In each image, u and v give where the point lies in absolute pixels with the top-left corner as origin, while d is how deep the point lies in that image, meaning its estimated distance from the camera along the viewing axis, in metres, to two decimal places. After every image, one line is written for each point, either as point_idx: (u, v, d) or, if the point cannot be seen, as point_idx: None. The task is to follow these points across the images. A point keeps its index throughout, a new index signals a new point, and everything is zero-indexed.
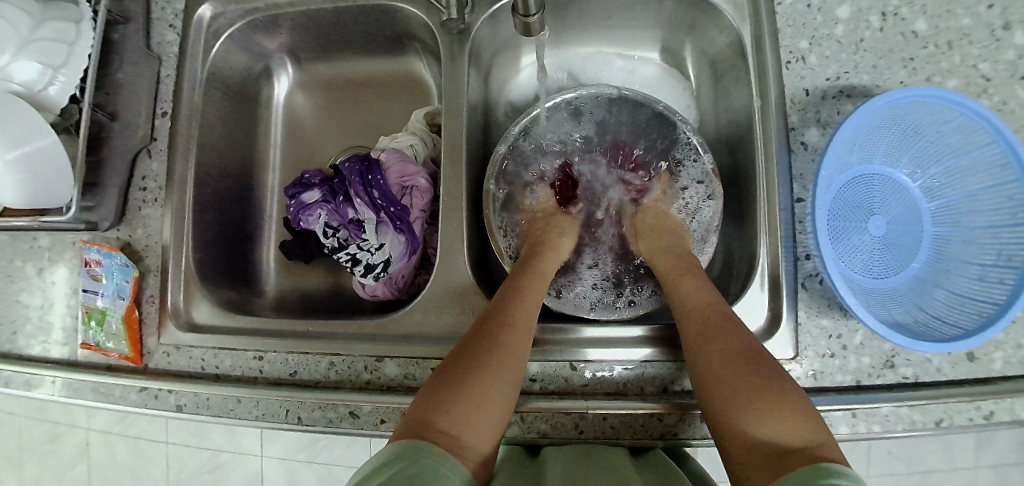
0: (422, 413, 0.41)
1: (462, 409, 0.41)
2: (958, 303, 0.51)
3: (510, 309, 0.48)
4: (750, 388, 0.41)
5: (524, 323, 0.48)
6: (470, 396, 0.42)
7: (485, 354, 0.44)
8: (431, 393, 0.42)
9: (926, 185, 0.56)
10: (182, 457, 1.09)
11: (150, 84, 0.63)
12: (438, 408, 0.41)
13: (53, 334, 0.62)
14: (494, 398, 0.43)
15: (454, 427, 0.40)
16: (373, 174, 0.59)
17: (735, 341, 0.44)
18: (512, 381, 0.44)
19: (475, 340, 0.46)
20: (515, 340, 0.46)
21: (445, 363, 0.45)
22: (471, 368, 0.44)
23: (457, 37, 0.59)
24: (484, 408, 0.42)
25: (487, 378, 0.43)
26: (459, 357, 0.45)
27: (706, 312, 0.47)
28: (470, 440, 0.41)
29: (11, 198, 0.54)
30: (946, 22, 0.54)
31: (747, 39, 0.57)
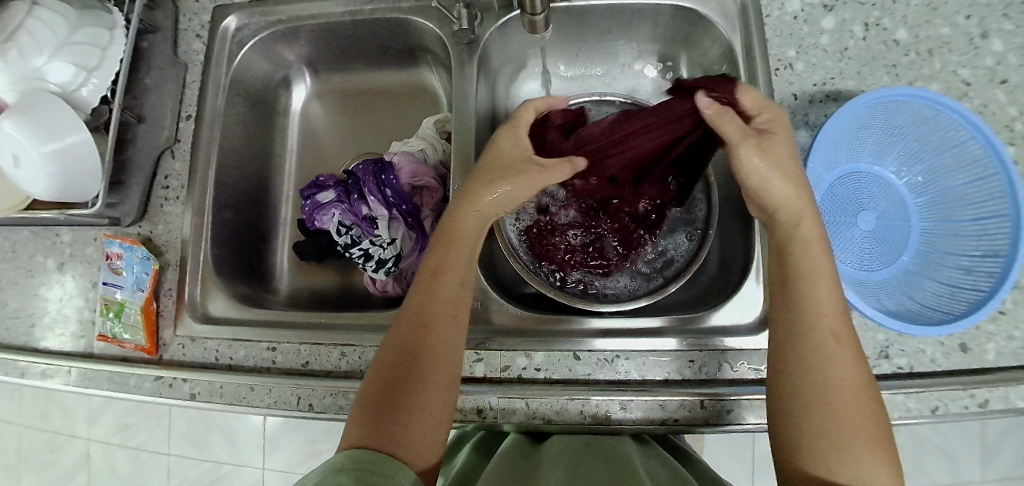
0: (362, 438, 0.41)
1: (400, 420, 0.41)
2: (946, 292, 0.53)
3: (425, 304, 0.47)
4: (852, 410, 0.39)
5: (440, 312, 0.46)
6: (401, 414, 0.42)
7: (405, 364, 0.44)
8: (366, 415, 0.42)
9: (911, 182, 0.59)
10: (184, 468, 1.08)
11: (176, 89, 0.66)
12: (377, 430, 0.41)
13: (70, 327, 0.63)
14: (434, 383, 0.44)
15: (397, 444, 0.40)
16: (386, 174, 0.62)
17: (847, 349, 0.41)
18: (443, 378, 0.44)
19: (398, 353, 0.45)
20: (437, 336, 0.45)
21: (372, 382, 0.44)
22: (397, 382, 0.43)
23: (467, 46, 0.63)
24: (423, 416, 0.42)
25: (414, 387, 0.43)
26: (383, 375, 0.44)
27: (833, 308, 0.42)
28: (419, 452, 0.41)
29: (40, 191, 0.56)
30: (925, 32, 0.58)
31: (739, 48, 0.61)
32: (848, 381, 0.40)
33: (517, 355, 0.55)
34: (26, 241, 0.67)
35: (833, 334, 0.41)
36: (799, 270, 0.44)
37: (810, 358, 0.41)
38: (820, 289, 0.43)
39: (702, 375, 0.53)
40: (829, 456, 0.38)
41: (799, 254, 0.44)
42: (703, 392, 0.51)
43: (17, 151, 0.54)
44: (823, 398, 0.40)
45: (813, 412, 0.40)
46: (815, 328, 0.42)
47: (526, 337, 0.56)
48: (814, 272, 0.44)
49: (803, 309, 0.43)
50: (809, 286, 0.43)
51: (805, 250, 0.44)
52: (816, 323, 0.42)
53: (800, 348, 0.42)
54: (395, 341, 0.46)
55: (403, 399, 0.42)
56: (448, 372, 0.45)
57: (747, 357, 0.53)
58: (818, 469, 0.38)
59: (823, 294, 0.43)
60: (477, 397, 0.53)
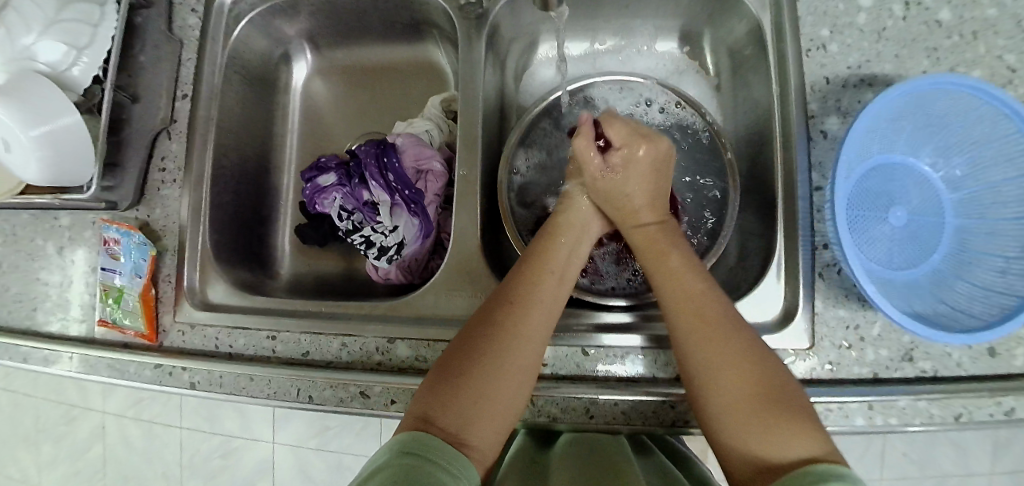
0: (428, 412, 0.39)
1: (475, 397, 0.40)
2: (979, 295, 0.49)
3: (528, 290, 0.46)
4: (740, 384, 0.40)
5: (539, 303, 0.46)
6: (471, 395, 0.40)
7: (489, 340, 0.43)
8: (440, 386, 0.41)
9: (948, 176, 0.55)
10: (194, 443, 1.10)
11: (172, 68, 0.64)
12: (445, 406, 0.39)
13: (71, 311, 0.63)
14: (519, 368, 0.42)
15: (460, 425, 0.39)
16: (388, 157, 0.59)
17: (720, 328, 0.43)
18: (523, 371, 0.43)
19: (477, 334, 0.44)
20: (522, 326, 0.44)
21: (448, 356, 0.43)
22: (476, 362, 0.42)
23: (475, 21, 0.59)
24: (494, 405, 0.41)
25: (491, 372, 0.41)
26: (462, 350, 0.43)
27: (693, 296, 0.46)
28: (477, 439, 0.39)
29: (33, 175, 0.55)
30: (971, 11, 0.53)
31: (767, 26, 0.57)
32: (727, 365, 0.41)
33: None
34: (25, 222, 0.66)
35: (700, 314, 0.44)
36: (654, 267, 0.50)
37: (682, 346, 0.44)
38: (687, 282, 0.47)
39: None
40: (737, 432, 0.39)
41: (651, 256, 0.51)
42: None
43: (7, 137, 0.53)
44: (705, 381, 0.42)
45: (692, 387, 0.43)
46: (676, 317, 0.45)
47: None
48: (666, 271, 0.49)
49: (670, 296, 0.47)
50: (667, 283, 0.48)
51: (659, 254, 0.51)
52: (677, 311, 0.45)
53: (670, 339, 0.45)
54: (483, 318, 0.45)
55: (484, 374, 0.41)
56: (528, 367, 0.43)
57: None
58: (757, 446, 0.38)
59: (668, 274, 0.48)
60: None
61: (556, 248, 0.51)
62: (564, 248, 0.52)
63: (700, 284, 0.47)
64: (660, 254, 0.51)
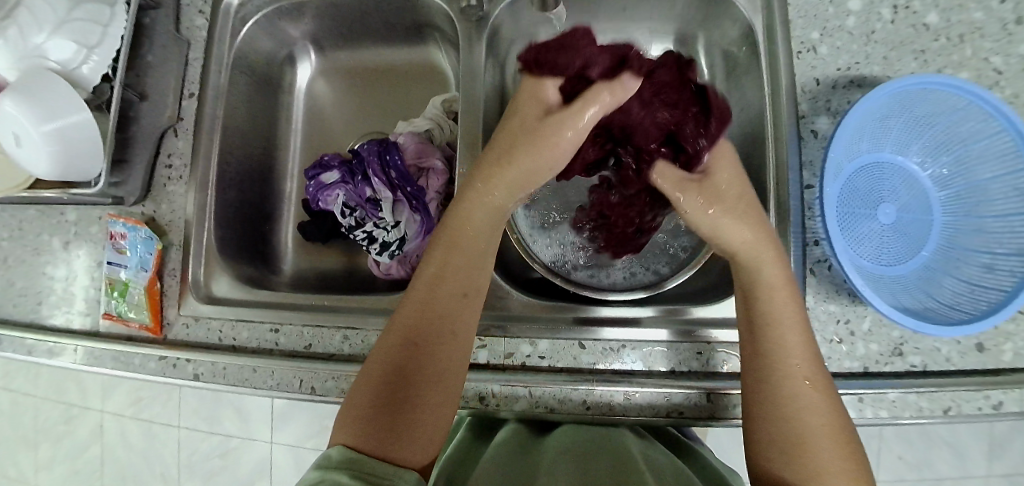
0: (356, 439, 0.39)
1: (402, 416, 0.41)
2: (967, 290, 0.51)
3: (428, 299, 0.46)
4: (829, 446, 0.39)
5: (447, 305, 0.46)
6: (402, 411, 0.41)
7: (410, 361, 0.43)
8: (365, 415, 0.41)
9: (936, 174, 0.57)
10: (193, 441, 1.10)
11: (179, 67, 0.65)
12: (376, 429, 0.40)
13: (76, 305, 0.64)
14: (444, 378, 0.44)
15: (394, 445, 0.39)
16: (390, 154, 0.61)
17: (818, 386, 0.42)
18: (440, 380, 0.44)
19: (398, 346, 0.44)
20: (441, 335, 0.45)
21: (371, 369, 0.44)
22: (401, 372, 0.43)
23: (475, 24, 0.60)
24: (423, 423, 0.41)
25: (418, 380, 0.43)
26: (385, 364, 0.43)
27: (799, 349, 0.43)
28: (416, 450, 0.40)
29: (44, 170, 0.56)
30: (957, 16, 0.55)
31: (759, 30, 0.58)
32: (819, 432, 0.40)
33: (521, 343, 0.54)
34: (31, 218, 0.67)
35: (805, 378, 0.42)
36: (770, 322, 0.44)
37: (778, 394, 0.42)
38: (792, 336, 0.43)
39: (709, 368, 0.52)
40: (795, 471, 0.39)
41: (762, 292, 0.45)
42: (709, 384, 0.50)
43: (20, 131, 0.54)
44: (796, 436, 0.40)
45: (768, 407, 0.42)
46: (781, 374, 0.42)
47: (529, 324, 0.56)
48: (784, 326, 0.44)
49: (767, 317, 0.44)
50: (780, 338, 0.43)
51: (771, 293, 0.45)
52: (785, 366, 0.42)
53: (767, 380, 0.43)
54: (407, 330, 0.45)
55: (406, 391, 0.42)
56: (453, 368, 0.44)
57: None
58: (789, 475, 0.39)
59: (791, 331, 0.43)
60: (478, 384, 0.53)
61: (459, 246, 0.48)
62: (476, 242, 0.49)
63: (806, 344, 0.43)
64: (783, 302, 0.45)
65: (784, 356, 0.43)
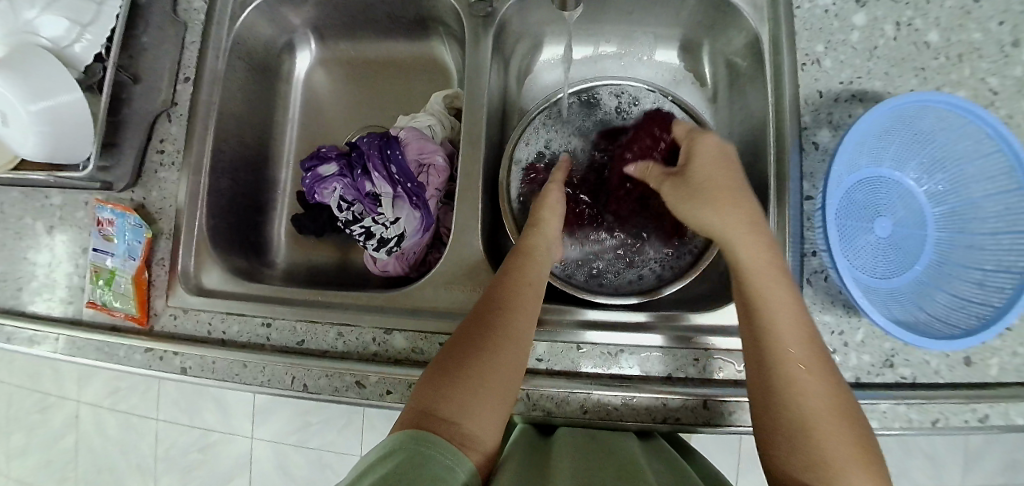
0: (430, 404, 0.40)
1: (471, 390, 0.41)
2: (957, 305, 0.52)
3: (507, 289, 0.49)
4: (834, 435, 0.39)
5: (526, 304, 0.48)
6: (472, 388, 0.41)
7: (482, 341, 0.45)
8: (435, 383, 0.42)
9: (930, 191, 0.57)
10: (173, 434, 1.08)
11: (174, 50, 0.63)
12: (446, 398, 0.41)
13: (58, 292, 0.62)
14: (509, 364, 0.44)
15: (462, 419, 0.40)
16: (391, 149, 0.60)
17: (812, 363, 0.42)
18: (507, 368, 0.44)
19: (474, 329, 0.46)
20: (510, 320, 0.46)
21: (446, 350, 0.45)
22: (472, 355, 0.44)
23: (482, 20, 0.60)
24: (490, 403, 0.42)
25: (486, 364, 0.43)
26: (457, 347, 0.45)
27: (787, 323, 0.44)
28: (480, 430, 0.40)
29: (29, 151, 0.54)
30: (957, 35, 0.56)
31: (765, 40, 0.58)
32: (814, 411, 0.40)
33: None
34: (14, 200, 0.64)
35: (796, 360, 0.42)
36: (753, 297, 0.45)
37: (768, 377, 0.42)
38: (782, 316, 0.44)
39: (706, 375, 0.52)
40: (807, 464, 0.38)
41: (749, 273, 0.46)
42: (705, 391, 0.50)
43: (4, 110, 0.52)
44: (791, 418, 0.40)
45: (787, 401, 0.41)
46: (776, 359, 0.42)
47: None
48: (771, 302, 0.44)
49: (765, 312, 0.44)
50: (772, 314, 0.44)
51: (765, 285, 0.45)
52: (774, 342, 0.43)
53: (759, 362, 0.43)
54: (479, 314, 0.47)
55: (476, 369, 0.43)
56: (517, 361, 0.45)
57: None
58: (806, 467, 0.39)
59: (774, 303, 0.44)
60: None
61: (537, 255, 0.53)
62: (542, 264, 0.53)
63: (795, 322, 0.44)
64: (766, 282, 0.45)
65: (774, 338, 0.43)
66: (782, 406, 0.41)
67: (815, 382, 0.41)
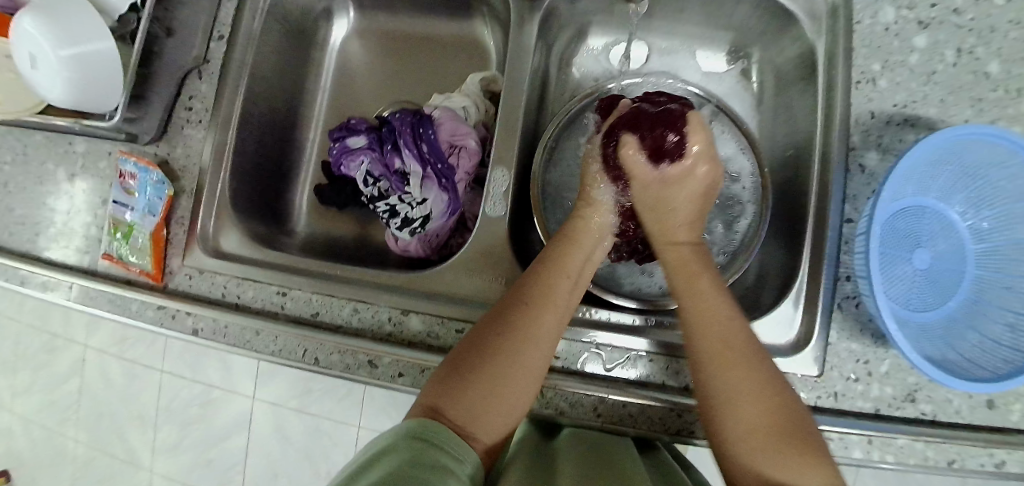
0: (438, 399, 0.40)
1: (485, 390, 0.40)
2: (990, 346, 0.50)
3: (537, 284, 0.46)
4: (750, 407, 0.40)
5: (552, 308, 0.45)
6: (486, 386, 0.41)
7: (499, 337, 0.43)
8: (447, 377, 0.42)
9: (975, 226, 0.55)
10: (173, 390, 1.08)
11: (211, 5, 0.61)
12: (457, 396, 0.40)
13: (75, 240, 0.61)
14: (527, 366, 0.42)
15: (470, 422, 0.39)
16: (424, 128, 0.58)
17: (740, 362, 0.42)
18: (527, 372, 0.42)
19: (496, 323, 0.44)
20: (532, 318, 0.44)
21: (461, 345, 0.44)
22: (488, 356, 0.42)
23: (529, 4, 0.58)
24: (501, 405, 0.41)
25: (500, 369, 0.42)
26: (473, 344, 0.43)
27: (725, 329, 0.44)
28: (486, 433, 0.40)
29: (56, 96, 0.53)
30: (1021, 68, 0.53)
31: (820, 53, 0.56)
32: (761, 417, 0.40)
33: None
34: (38, 144, 0.64)
35: (722, 345, 0.43)
36: (689, 305, 0.47)
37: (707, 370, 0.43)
38: (711, 309, 0.45)
39: None
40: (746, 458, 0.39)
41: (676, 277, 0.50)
42: None
43: (36, 52, 0.51)
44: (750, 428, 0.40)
45: (713, 389, 0.42)
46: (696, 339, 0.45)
47: None
48: (704, 310, 0.45)
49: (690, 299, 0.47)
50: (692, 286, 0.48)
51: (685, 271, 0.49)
52: (706, 333, 0.44)
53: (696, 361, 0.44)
54: (501, 307, 0.46)
55: (489, 366, 0.42)
56: (538, 363, 0.43)
57: None
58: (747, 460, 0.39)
59: (705, 308, 0.46)
60: None
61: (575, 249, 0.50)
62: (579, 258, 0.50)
63: (728, 313, 0.45)
64: (691, 281, 0.49)
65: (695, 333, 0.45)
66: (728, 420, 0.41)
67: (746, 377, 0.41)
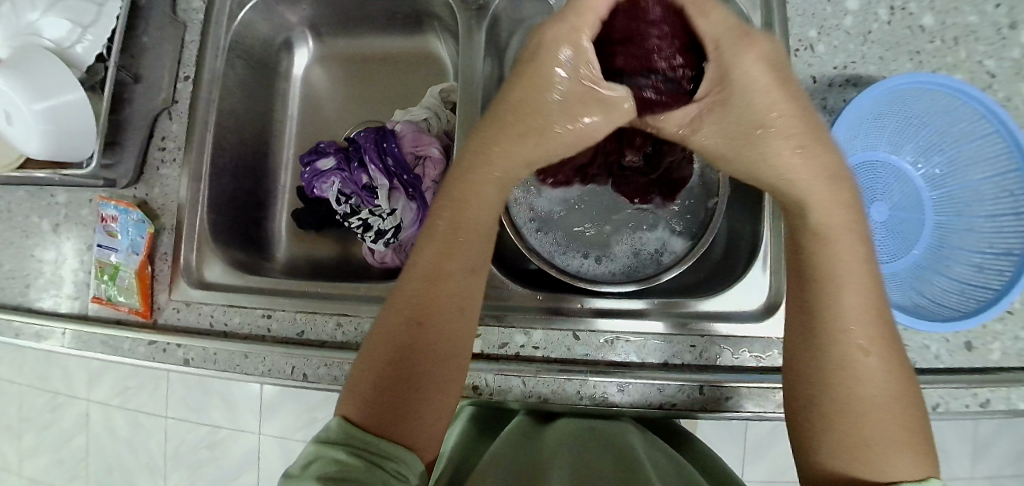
0: (365, 422, 0.39)
1: (410, 407, 0.39)
2: (956, 288, 0.52)
3: (437, 280, 0.43)
4: (871, 406, 0.36)
5: (453, 303, 0.43)
6: (410, 405, 0.39)
7: (412, 348, 0.41)
8: (370, 399, 0.39)
9: (928, 174, 0.57)
10: (180, 431, 1.09)
11: (174, 48, 0.64)
12: (383, 419, 0.39)
13: (65, 288, 0.63)
14: (445, 373, 0.42)
15: (403, 439, 0.39)
16: (387, 142, 0.60)
17: (878, 347, 0.37)
18: (446, 376, 0.42)
19: (404, 330, 0.41)
20: (445, 315, 0.42)
21: (371, 359, 0.41)
22: (404, 371, 0.40)
23: (476, 13, 0.60)
24: (432, 416, 0.40)
25: (421, 383, 0.40)
26: (385, 357, 0.41)
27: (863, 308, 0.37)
28: (424, 445, 0.40)
29: (33, 149, 0.55)
30: (952, 18, 0.55)
31: (759, 27, 0.58)
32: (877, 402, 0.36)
33: (515, 332, 0.54)
34: (20, 200, 0.66)
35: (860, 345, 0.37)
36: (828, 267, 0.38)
37: (827, 356, 0.38)
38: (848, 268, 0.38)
39: (699, 361, 0.52)
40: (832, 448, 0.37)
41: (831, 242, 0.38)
42: (701, 377, 0.51)
43: (10, 109, 0.53)
44: (843, 413, 0.36)
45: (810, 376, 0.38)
46: (829, 336, 0.38)
47: (522, 313, 0.55)
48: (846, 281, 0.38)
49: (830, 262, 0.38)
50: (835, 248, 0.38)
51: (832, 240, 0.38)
52: (841, 341, 0.37)
53: (817, 341, 0.38)
54: (404, 309, 0.42)
55: (410, 384, 0.40)
56: (452, 367, 0.42)
57: (749, 345, 0.52)
58: (842, 459, 0.36)
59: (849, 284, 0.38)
60: (472, 374, 0.52)
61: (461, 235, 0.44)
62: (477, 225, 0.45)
63: (869, 311, 0.38)
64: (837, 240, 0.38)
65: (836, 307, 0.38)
66: (838, 406, 0.37)
67: (873, 368, 0.37)
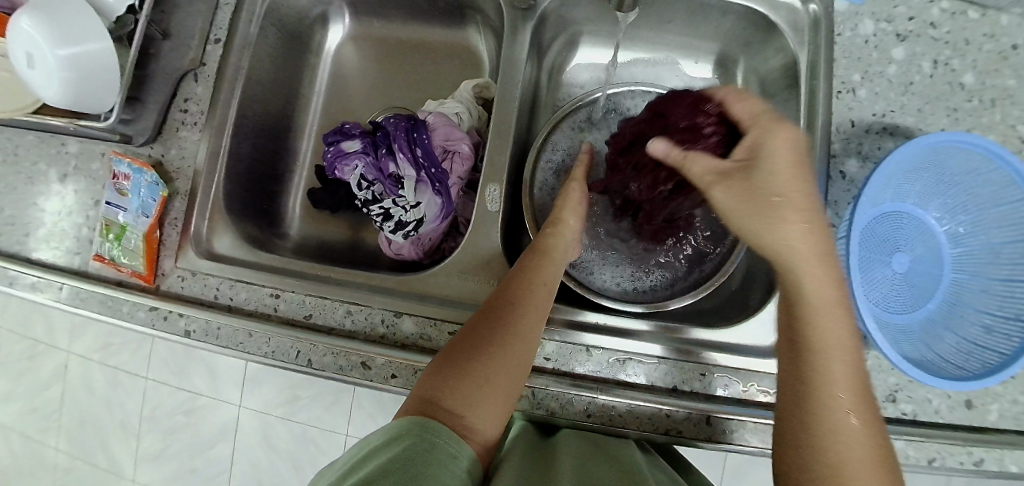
0: (433, 393, 0.41)
1: (477, 384, 0.41)
2: (967, 348, 0.52)
3: (523, 284, 0.48)
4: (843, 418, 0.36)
5: (535, 305, 0.47)
6: (477, 383, 0.42)
7: (491, 334, 0.44)
8: (441, 373, 0.42)
9: (951, 231, 0.57)
10: (160, 394, 1.07)
11: (208, 9, 0.62)
12: (451, 391, 0.41)
13: (65, 241, 0.61)
14: (514, 365, 0.44)
15: (467, 414, 0.40)
16: (418, 132, 0.59)
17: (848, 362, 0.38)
18: (517, 368, 0.44)
19: (485, 322, 0.46)
20: (519, 312, 0.46)
21: (451, 346, 0.45)
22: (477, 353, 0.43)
23: (523, 12, 0.59)
24: (496, 401, 0.42)
25: (493, 367, 0.43)
26: (463, 342, 0.45)
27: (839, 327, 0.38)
28: (484, 427, 0.40)
29: (51, 96, 0.53)
30: (992, 80, 0.56)
31: (803, 64, 0.58)
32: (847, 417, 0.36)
33: None
34: (29, 144, 0.63)
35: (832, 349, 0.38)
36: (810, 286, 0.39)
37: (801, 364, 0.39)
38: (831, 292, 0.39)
39: (710, 390, 0.52)
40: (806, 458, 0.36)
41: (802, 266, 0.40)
42: (709, 407, 0.50)
43: (33, 52, 0.51)
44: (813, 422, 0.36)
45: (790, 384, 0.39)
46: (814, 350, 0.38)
47: None
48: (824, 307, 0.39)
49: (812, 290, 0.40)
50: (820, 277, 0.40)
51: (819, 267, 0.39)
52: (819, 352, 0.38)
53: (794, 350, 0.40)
54: (485, 308, 0.47)
55: (478, 366, 0.43)
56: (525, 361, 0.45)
57: (759, 380, 0.52)
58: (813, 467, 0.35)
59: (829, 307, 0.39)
60: None
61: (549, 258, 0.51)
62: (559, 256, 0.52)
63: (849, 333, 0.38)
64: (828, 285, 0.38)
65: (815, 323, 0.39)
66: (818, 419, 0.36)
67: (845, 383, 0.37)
